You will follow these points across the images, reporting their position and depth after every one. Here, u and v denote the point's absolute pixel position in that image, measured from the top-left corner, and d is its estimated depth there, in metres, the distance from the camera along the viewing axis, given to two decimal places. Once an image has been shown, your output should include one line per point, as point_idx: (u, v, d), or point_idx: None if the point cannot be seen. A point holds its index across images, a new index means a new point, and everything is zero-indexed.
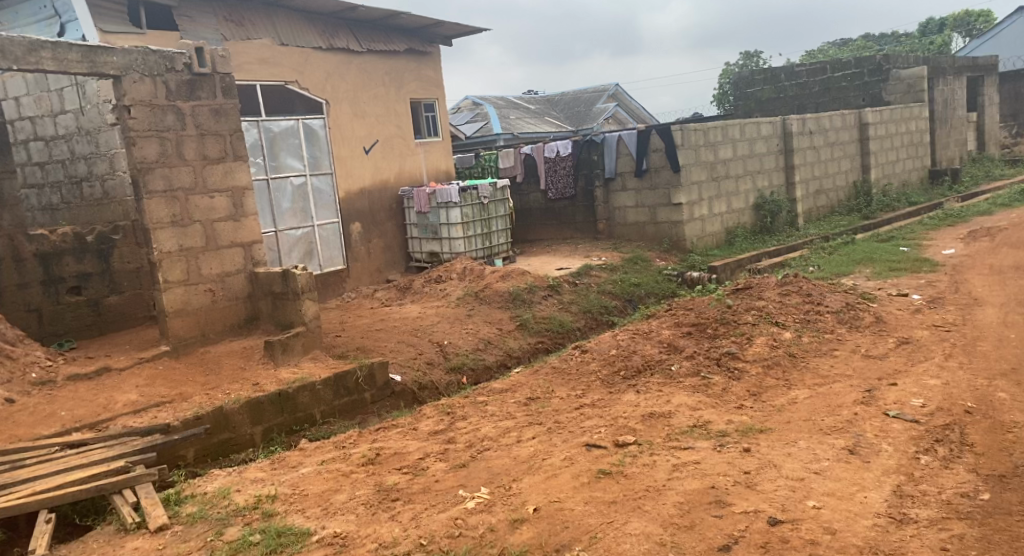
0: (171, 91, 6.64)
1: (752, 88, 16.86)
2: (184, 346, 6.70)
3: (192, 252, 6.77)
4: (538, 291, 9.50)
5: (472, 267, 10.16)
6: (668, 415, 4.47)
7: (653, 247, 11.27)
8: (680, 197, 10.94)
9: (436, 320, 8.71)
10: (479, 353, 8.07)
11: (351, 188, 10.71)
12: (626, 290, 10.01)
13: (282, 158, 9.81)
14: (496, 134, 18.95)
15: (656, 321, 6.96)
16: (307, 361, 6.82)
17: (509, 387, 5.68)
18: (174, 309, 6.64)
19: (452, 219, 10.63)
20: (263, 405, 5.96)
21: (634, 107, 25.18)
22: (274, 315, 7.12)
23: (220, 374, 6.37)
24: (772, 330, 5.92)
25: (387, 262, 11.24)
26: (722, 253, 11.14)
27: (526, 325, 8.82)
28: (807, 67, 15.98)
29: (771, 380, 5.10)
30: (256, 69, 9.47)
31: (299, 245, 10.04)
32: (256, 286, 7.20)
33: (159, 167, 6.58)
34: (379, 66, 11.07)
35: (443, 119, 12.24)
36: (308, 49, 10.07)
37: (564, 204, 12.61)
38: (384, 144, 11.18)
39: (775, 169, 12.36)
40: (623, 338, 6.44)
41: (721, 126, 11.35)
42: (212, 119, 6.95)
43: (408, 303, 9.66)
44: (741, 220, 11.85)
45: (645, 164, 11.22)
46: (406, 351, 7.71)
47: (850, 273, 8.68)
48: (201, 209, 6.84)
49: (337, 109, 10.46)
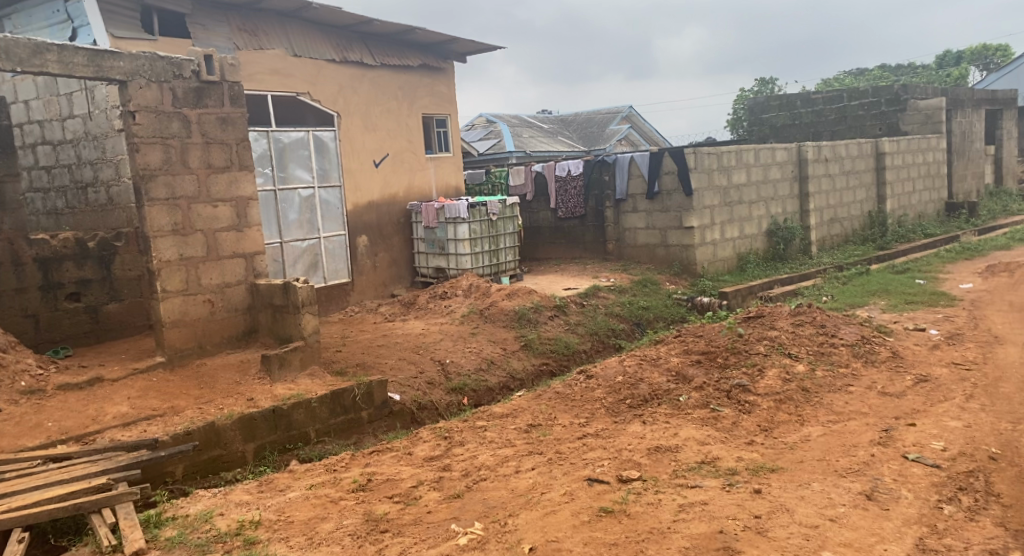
0: (177, 98, 6.55)
1: (768, 114, 16.82)
2: (180, 358, 6.55)
3: (192, 262, 6.63)
4: (545, 311, 9.31)
5: (478, 284, 9.99)
6: (675, 449, 4.28)
7: (663, 270, 11.09)
8: (692, 221, 10.76)
9: (439, 338, 8.53)
10: (481, 374, 7.87)
11: (359, 201, 10.60)
12: (635, 313, 9.81)
13: (290, 169, 9.71)
14: (508, 151, 18.87)
15: (664, 348, 6.76)
16: (304, 377, 6.64)
17: (511, 412, 5.49)
18: (171, 319, 6.49)
19: (459, 235, 10.48)
20: (256, 421, 5.81)
21: (647, 129, 25.09)
22: (274, 328, 6.97)
23: (215, 388, 6.21)
24: (784, 362, 5.72)
25: (392, 277, 11.10)
26: (733, 279, 10.94)
27: (531, 346, 8.63)
28: (824, 95, 15.95)
29: (783, 415, 4.90)
30: (267, 79, 9.40)
31: (304, 257, 9.91)
32: (256, 297, 7.05)
33: (163, 174, 6.46)
34: (392, 80, 10.99)
35: (454, 135, 12.14)
36: (321, 61, 10.01)
37: (574, 224, 12.45)
38: (395, 158, 11.07)
39: (789, 196, 12.18)
40: (630, 365, 6.25)
41: (735, 151, 11.20)
42: (219, 127, 6.84)
43: (411, 319, 9.50)
44: (753, 246, 11.66)
45: (657, 187, 11.08)
46: (406, 370, 7.52)
47: (865, 305, 8.48)
48: (203, 218, 6.72)
49: (348, 121, 10.36)
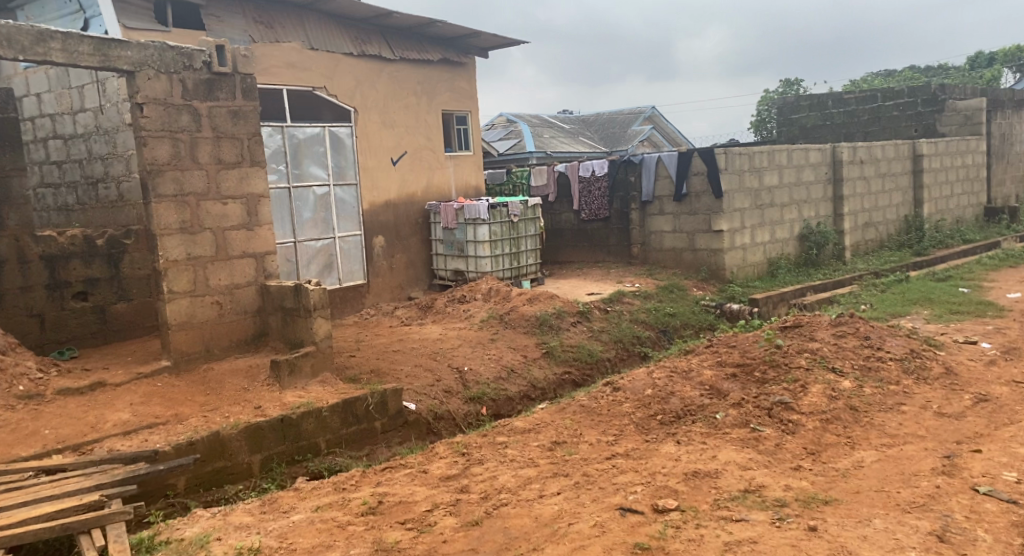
0: (187, 90, 6.26)
1: (797, 115, 16.26)
2: (186, 362, 6.26)
3: (200, 261, 6.34)
4: (567, 317, 8.95)
5: (498, 288, 9.66)
6: (715, 475, 3.91)
7: (690, 275, 10.69)
8: (721, 224, 10.36)
9: (457, 344, 8.20)
10: (500, 383, 7.53)
11: (376, 200, 10.30)
12: (661, 320, 9.42)
13: (305, 166, 9.44)
14: (529, 151, 18.38)
15: (695, 359, 6.38)
16: (315, 384, 6.33)
17: (533, 426, 5.14)
18: (178, 321, 6.20)
19: (479, 237, 10.15)
20: (264, 431, 5.50)
21: (671, 131, 24.65)
22: (284, 332, 6.66)
23: (221, 395, 5.91)
24: (828, 379, 5.33)
25: (409, 279, 10.78)
26: (764, 285, 10.52)
27: (552, 353, 8.27)
28: (857, 94, 15.44)
29: (831, 437, 4.53)
30: (283, 73, 9.12)
31: (317, 257, 9.61)
32: (267, 300, 6.75)
33: (171, 169, 6.17)
34: (411, 76, 10.67)
35: (475, 134, 11.80)
36: (339, 55, 9.71)
37: (597, 226, 12.07)
38: (413, 156, 10.76)
39: (822, 199, 11.73)
40: (660, 377, 5.88)
41: (767, 151, 10.78)
42: (230, 121, 6.55)
43: (429, 324, 9.18)
44: (785, 250, 11.22)
45: (685, 189, 10.69)
46: (422, 378, 7.21)
47: (908, 315, 8.05)
48: (213, 216, 6.43)
49: (366, 118, 10.06)
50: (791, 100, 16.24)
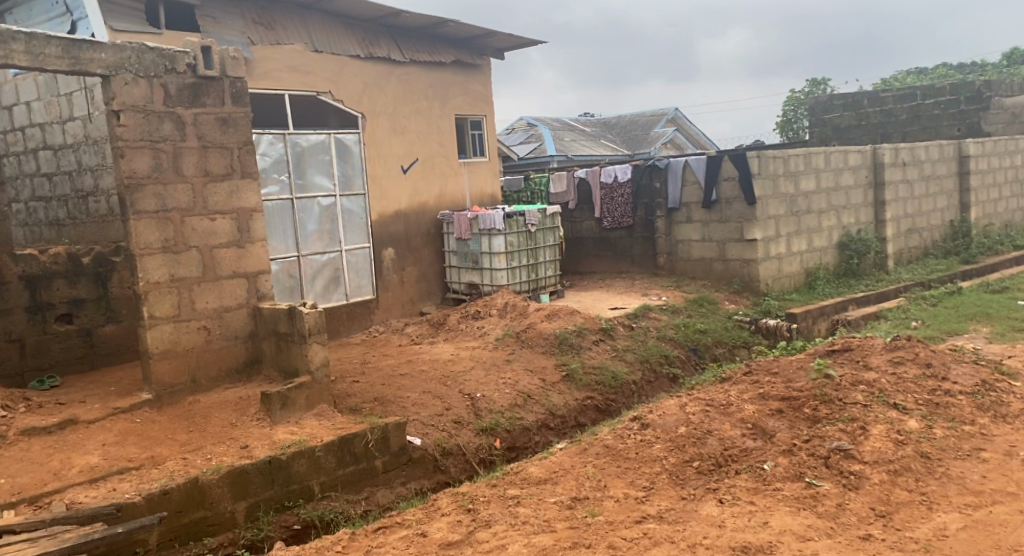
0: (170, 96, 5.70)
1: (830, 114, 15.41)
2: (170, 395, 5.68)
3: (185, 283, 5.78)
4: (589, 335, 8.28)
5: (515, 303, 9.03)
6: (769, 551, 3.27)
7: (721, 288, 9.99)
8: (754, 232, 9.65)
9: (469, 367, 7.59)
10: (515, 411, 6.89)
11: (386, 211, 9.72)
12: (691, 337, 8.73)
13: (310, 176, 8.87)
14: (549, 155, 18.17)
15: (733, 391, 5.70)
16: (311, 419, 5.74)
17: (550, 476, 4.51)
18: (160, 350, 5.64)
19: (495, 248, 9.52)
20: (249, 476, 4.93)
21: (695, 133, 23.88)
22: (278, 360, 6.08)
23: (206, 432, 5.34)
24: (891, 418, 4.67)
25: (422, 292, 10.19)
26: (801, 297, 9.80)
27: (573, 376, 7.62)
28: (895, 92, 14.64)
29: (901, 493, 3.87)
30: (285, 77, 8.56)
31: (323, 272, 9.03)
32: (259, 324, 6.18)
33: (151, 183, 5.61)
34: (422, 78, 10.08)
35: (490, 139, 11.19)
36: (345, 57, 9.15)
37: (620, 234, 11.39)
38: (424, 163, 10.17)
39: (862, 205, 10.98)
40: (694, 414, 5.24)
41: (804, 154, 10.07)
42: (218, 129, 5.98)
43: (440, 343, 8.58)
44: (823, 260, 10.50)
45: (714, 195, 10.01)
46: (431, 407, 6.61)
47: (966, 333, 7.31)
48: (199, 232, 5.87)
49: (374, 123, 9.49)
50: (823, 99, 15.43)
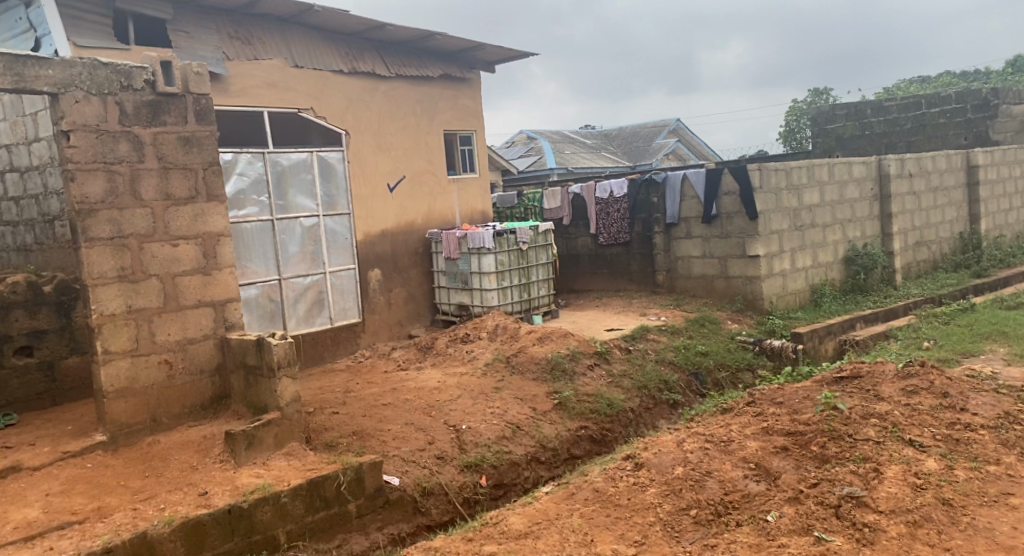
0: (127, 114, 5.32)
1: (832, 124, 15.03)
2: (127, 435, 5.28)
3: (144, 315, 5.39)
4: (583, 360, 7.86)
5: (506, 325, 8.63)
6: None
7: (723, 306, 9.58)
8: (756, 248, 9.25)
9: (455, 396, 7.18)
10: (503, 444, 6.46)
11: (372, 230, 9.34)
12: (691, 360, 8.31)
13: (291, 196, 8.50)
14: (549, 169, 17.83)
15: (735, 425, 5.28)
16: (279, 459, 5.33)
17: (531, 529, 4.13)
18: (116, 388, 5.24)
19: (485, 268, 9.12)
20: (206, 527, 4.53)
21: (696, 144, 23.51)
22: (246, 395, 5.68)
23: (162, 477, 4.93)
24: (907, 457, 4.25)
25: (410, 314, 9.79)
26: (807, 316, 9.38)
27: (566, 405, 7.19)
28: (898, 101, 14.28)
29: (923, 550, 3.48)
30: (263, 93, 8.21)
31: (306, 295, 8.63)
32: (227, 356, 5.78)
33: (106, 209, 5.23)
34: (409, 93, 9.72)
35: (482, 154, 10.81)
36: (327, 72, 8.80)
37: (617, 251, 10.99)
38: (412, 180, 9.79)
39: (868, 218, 10.58)
40: (692, 453, 4.82)
41: (806, 166, 9.69)
42: (180, 149, 5.60)
43: (427, 368, 8.17)
44: (828, 276, 10.09)
45: (714, 210, 9.61)
46: (412, 442, 6.19)
47: (983, 354, 6.87)
48: (159, 260, 5.48)
49: (359, 140, 9.12)
50: (826, 109, 15.07)
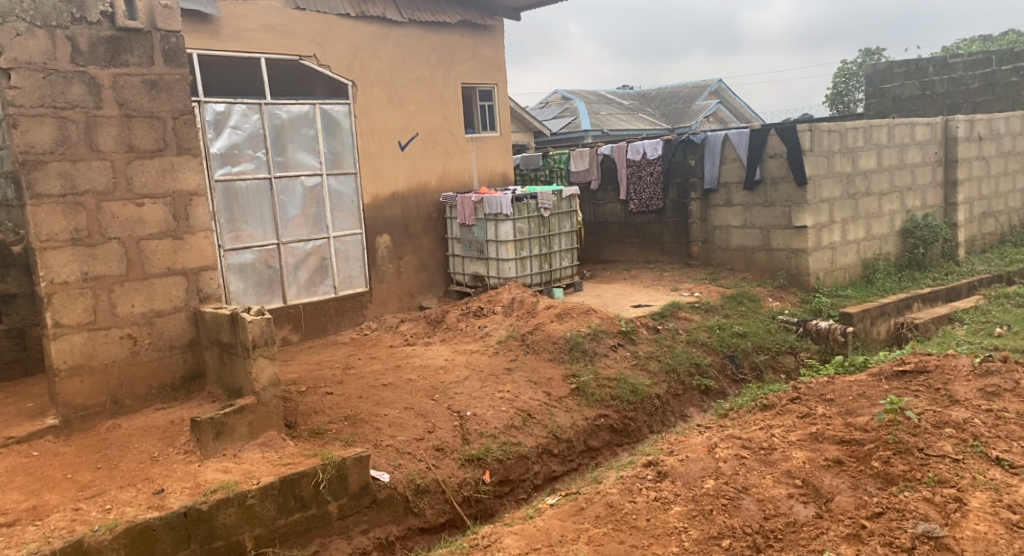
0: (81, 52, 4.62)
1: (890, 83, 13.88)
2: (82, 419, 4.69)
3: (102, 283, 4.73)
4: (606, 340, 7.12)
5: (523, 299, 7.91)
6: None
7: (764, 282, 8.73)
8: (804, 219, 8.37)
9: (462, 378, 6.49)
10: (511, 435, 5.77)
11: (380, 192, 8.62)
12: (726, 342, 7.50)
13: (290, 152, 7.80)
14: (584, 129, 16.89)
15: (778, 429, 4.50)
16: (253, 451, 4.69)
17: None
18: (70, 366, 4.63)
19: (502, 235, 8.39)
20: (156, 534, 3.91)
21: (739, 106, 22.27)
22: (220, 376, 5.03)
23: (115, 470, 4.32)
24: (995, 482, 3.47)
25: (422, 284, 9.10)
26: (858, 294, 8.49)
27: (584, 390, 6.48)
28: (965, 58, 13.06)
29: None
30: (260, 37, 7.46)
31: (307, 261, 7.98)
32: (201, 331, 5.13)
33: (58, 161, 4.56)
34: (423, 42, 8.89)
35: (503, 111, 9.97)
36: (332, 16, 8.02)
37: (649, 218, 10.15)
38: (426, 138, 9.02)
39: (930, 185, 9.60)
40: (727, 464, 4.06)
41: (863, 127, 8.74)
42: (145, 94, 4.88)
43: (436, 345, 7.49)
44: (883, 250, 9.16)
45: (758, 174, 8.71)
46: (410, 430, 5.53)
47: None
48: (121, 221, 4.80)
49: (367, 93, 8.36)
50: (882, 67, 13.92)
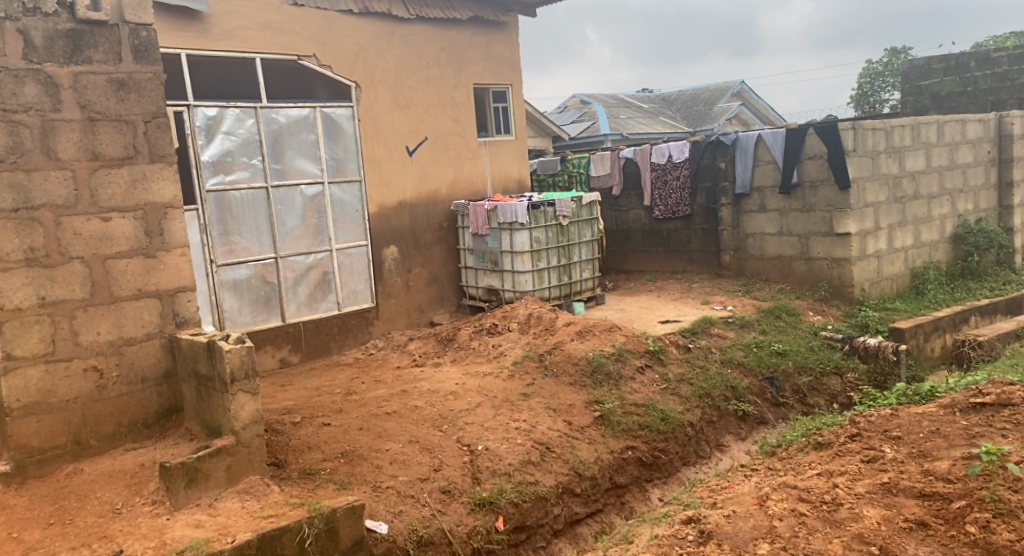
0: (37, 48, 4.07)
1: (927, 80, 13.11)
2: (40, 464, 4.13)
3: (62, 309, 4.17)
4: (631, 361, 6.47)
5: (541, 314, 7.29)
6: None
7: (803, 294, 8.04)
8: (848, 225, 7.68)
9: (474, 405, 5.87)
10: (528, 473, 5.15)
11: (387, 201, 8.04)
12: (765, 362, 6.81)
13: (289, 159, 7.24)
14: (604, 133, 16.25)
15: (841, 475, 3.82)
16: (231, 499, 4.09)
17: None
18: (25, 403, 4.08)
19: (518, 246, 7.79)
20: None
21: (762, 108, 21.51)
22: (198, 411, 4.45)
23: (71, 527, 3.73)
24: None
25: (433, 298, 8.51)
26: (908, 306, 7.79)
27: (609, 418, 5.83)
28: (1010, 52, 12.27)
29: None
30: (255, 36, 6.92)
31: (308, 276, 7.41)
32: (177, 361, 4.54)
33: (9, 170, 4.02)
34: (432, 40, 8.32)
35: (518, 113, 9.37)
36: (334, 13, 7.46)
37: (675, 225, 9.48)
38: (436, 143, 8.44)
39: (981, 188, 8.91)
40: (785, 524, 3.39)
41: (910, 125, 8.05)
42: (112, 95, 4.31)
43: (446, 366, 6.88)
44: (933, 257, 8.48)
45: (795, 178, 8.02)
46: (413, 469, 4.92)
47: None
48: (84, 238, 4.24)
49: (371, 95, 7.80)
50: (920, 62, 13.14)
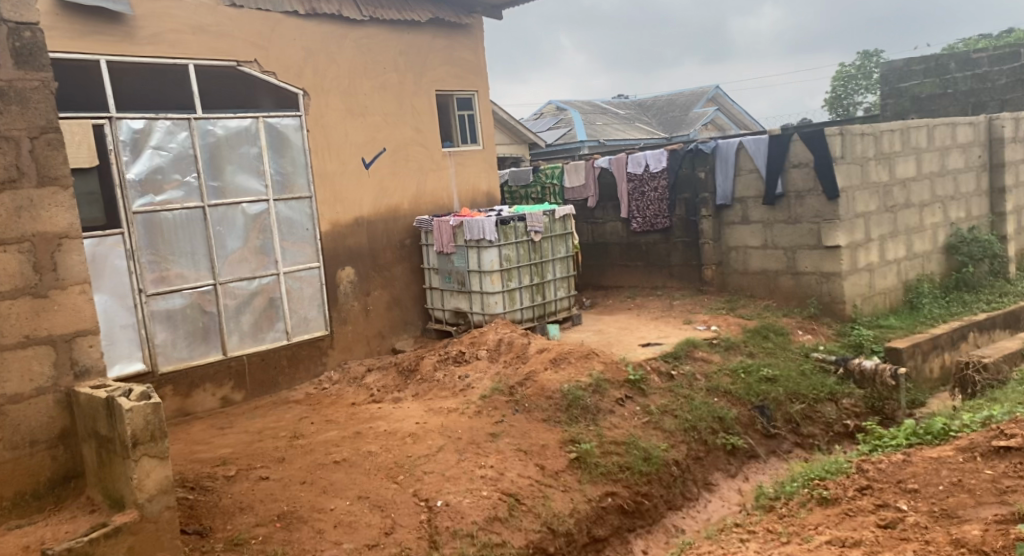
0: None
1: (907, 82, 12.72)
2: None
3: None
4: (610, 392, 5.87)
5: (511, 340, 6.67)
6: None
7: (791, 311, 7.50)
8: (838, 237, 7.17)
9: (435, 448, 5.22)
10: (494, 532, 4.51)
11: (341, 218, 7.38)
12: (755, 389, 6.24)
13: (229, 176, 6.57)
14: (580, 141, 15.69)
15: (853, 545, 3.24)
16: None
17: None
18: None
19: (486, 265, 7.17)
20: None
21: (738, 114, 21.14)
22: (100, 477, 3.78)
23: None
24: None
25: (395, 323, 7.85)
26: (902, 323, 7.30)
27: (586, 460, 5.22)
28: (990, 52, 11.90)
29: None
30: (187, 40, 6.25)
31: (253, 303, 6.74)
32: (77, 418, 3.87)
33: None
34: (389, 43, 7.69)
35: (485, 121, 8.77)
36: (277, 14, 6.81)
37: (654, 238, 8.92)
38: (394, 154, 7.80)
39: (973, 193, 8.46)
40: None
41: (900, 129, 7.57)
42: None
43: (406, 402, 6.22)
44: (926, 269, 7.99)
45: (780, 188, 7.50)
46: (360, 533, 4.28)
47: None
48: None
49: (322, 104, 7.15)
50: (899, 64, 12.75)
